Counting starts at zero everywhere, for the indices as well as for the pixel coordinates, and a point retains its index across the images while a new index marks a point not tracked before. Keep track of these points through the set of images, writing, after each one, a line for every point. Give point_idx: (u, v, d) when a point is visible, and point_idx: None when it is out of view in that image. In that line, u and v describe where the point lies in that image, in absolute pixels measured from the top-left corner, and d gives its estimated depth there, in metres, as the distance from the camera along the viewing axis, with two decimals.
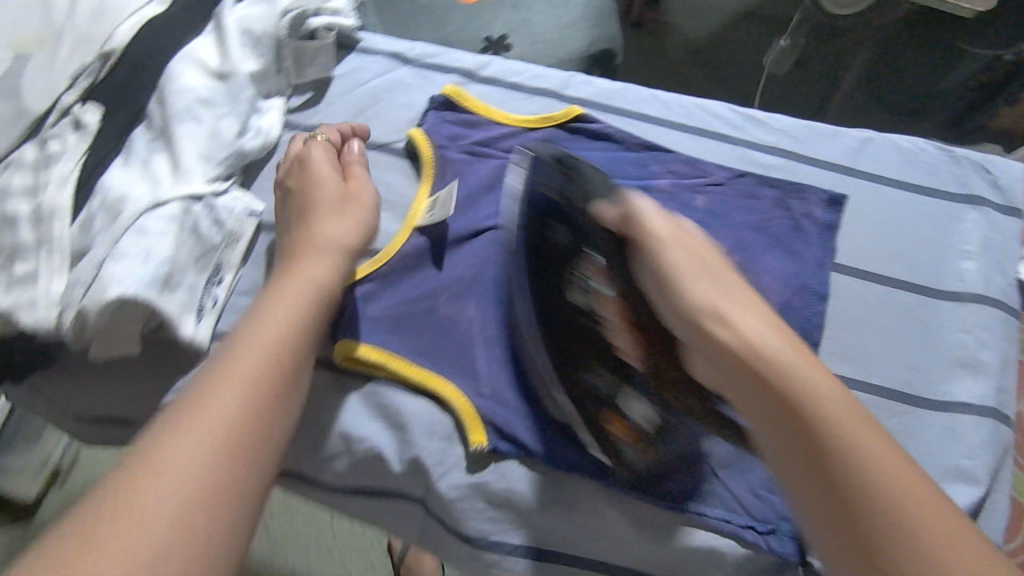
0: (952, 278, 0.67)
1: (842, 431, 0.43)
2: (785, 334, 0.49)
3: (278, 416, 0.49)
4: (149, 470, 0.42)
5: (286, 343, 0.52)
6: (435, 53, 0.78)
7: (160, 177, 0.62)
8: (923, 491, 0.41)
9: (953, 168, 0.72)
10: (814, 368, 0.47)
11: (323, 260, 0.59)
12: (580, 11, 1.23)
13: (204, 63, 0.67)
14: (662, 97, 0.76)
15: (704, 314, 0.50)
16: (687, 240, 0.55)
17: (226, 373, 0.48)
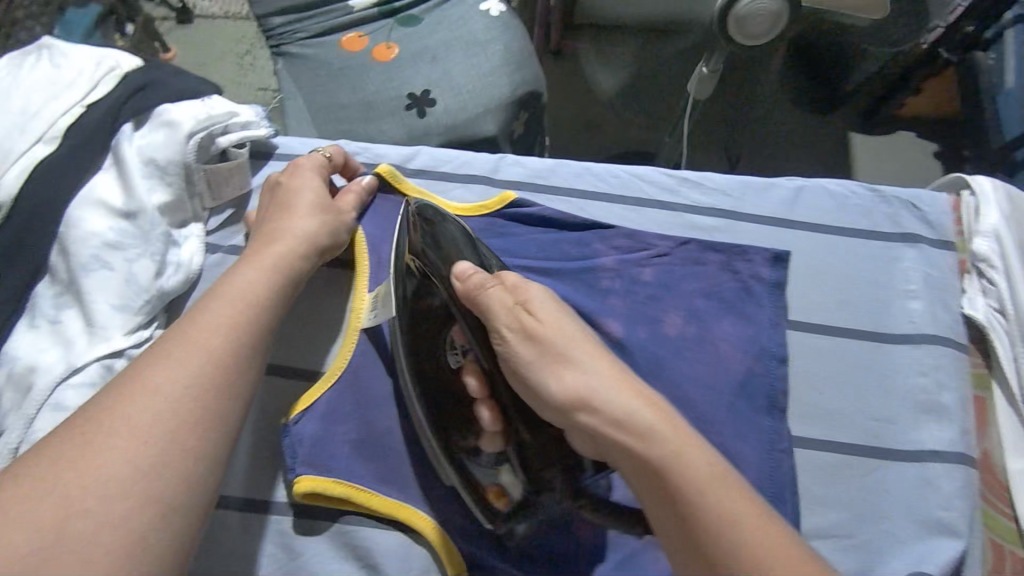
0: (902, 320, 0.68)
1: (697, 485, 0.43)
2: (693, 445, 0.45)
3: (230, 410, 0.48)
4: (96, 453, 0.42)
5: (241, 329, 0.51)
6: (358, 151, 0.75)
7: (74, 338, 0.57)
8: (774, 535, 0.42)
9: (884, 209, 0.74)
10: (722, 480, 0.43)
11: (289, 248, 0.59)
12: (499, 59, 1.20)
13: (107, 204, 0.62)
14: (595, 169, 0.75)
15: (552, 379, 0.48)
16: (573, 349, 0.49)
17: (179, 358, 0.47)
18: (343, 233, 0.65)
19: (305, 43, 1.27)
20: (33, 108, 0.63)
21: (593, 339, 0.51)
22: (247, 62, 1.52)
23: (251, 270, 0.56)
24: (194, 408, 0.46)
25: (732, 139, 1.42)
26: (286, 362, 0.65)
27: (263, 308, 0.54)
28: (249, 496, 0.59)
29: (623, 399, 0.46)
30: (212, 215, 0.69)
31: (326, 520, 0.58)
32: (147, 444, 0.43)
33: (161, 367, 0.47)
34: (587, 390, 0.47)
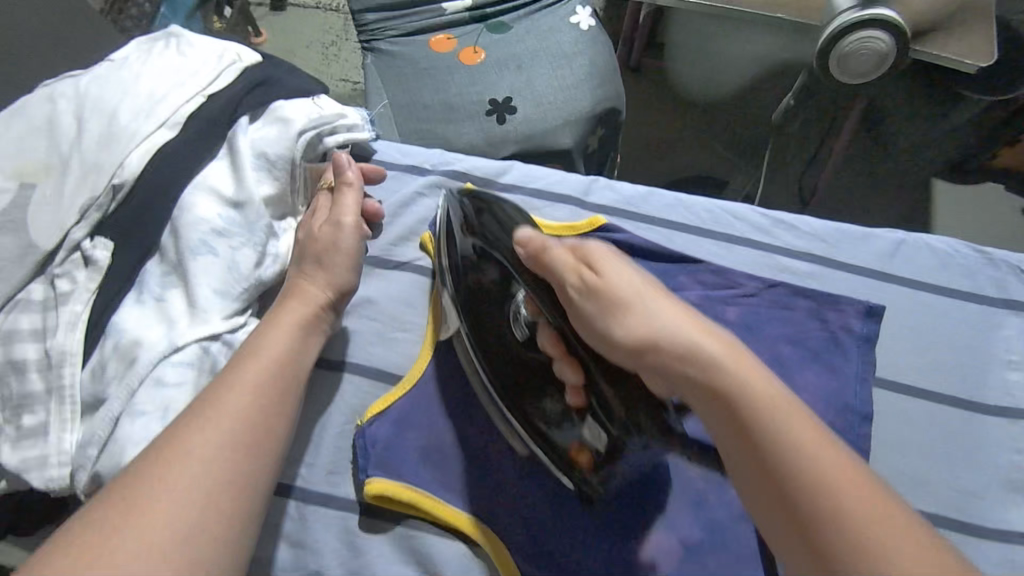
0: (999, 391, 0.66)
1: (766, 416, 0.41)
2: (759, 375, 0.44)
3: (260, 469, 0.49)
4: (140, 519, 0.42)
5: (266, 387, 0.52)
6: (451, 162, 0.76)
7: (176, 316, 0.60)
8: (848, 476, 0.39)
9: (990, 272, 0.71)
10: (796, 418, 0.42)
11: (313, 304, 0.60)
12: (584, 72, 1.21)
13: (218, 191, 0.65)
14: (686, 201, 0.75)
15: (616, 320, 0.48)
16: (637, 295, 0.49)
17: (210, 419, 0.48)
18: (352, 274, 0.63)
19: (395, 41, 1.30)
20: (159, 94, 0.66)
21: (651, 281, 0.51)
22: (332, 53, 1.57)
23: (277, 329, 0.57)
24: (225, 469, 0.47)
25: (809, 173, 1.38)
26: (365, 361, 0.65)
27: (288, 371, 0.54)
28: (319, 488, 0.60)
29: (693, 338, 0.45)
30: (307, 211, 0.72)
31: (389, 523, 0.58)
32: (182, 507, 0.44)
33: (194, 430, 0.47)
34: (655, 331, 0.46)
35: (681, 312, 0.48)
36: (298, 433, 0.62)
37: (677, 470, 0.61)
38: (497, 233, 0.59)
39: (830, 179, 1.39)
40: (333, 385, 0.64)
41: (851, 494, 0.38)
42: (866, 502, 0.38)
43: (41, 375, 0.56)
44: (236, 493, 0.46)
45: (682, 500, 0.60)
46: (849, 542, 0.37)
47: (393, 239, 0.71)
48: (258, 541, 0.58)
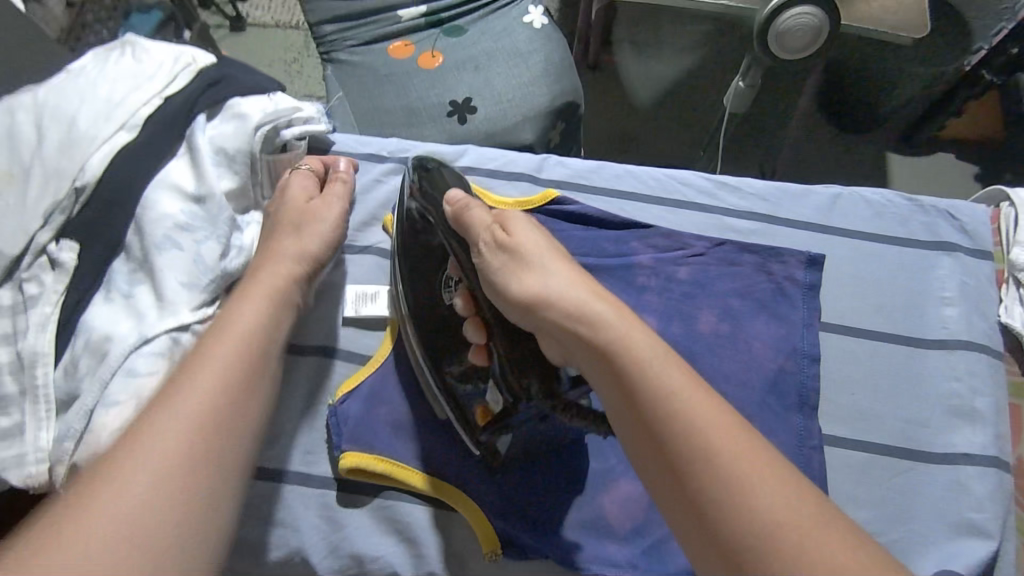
0: (937, 326, 0.70)
1: (646, 367, 0.42)
2: (642, 331, 0.45)
3: (245, 423, 0.51)
4: (129, 472, 0.44)
5: (240, 361, 0.53)
6: (409, 148, 0.79)
7: (146, 310, 0.61)
8: (720, 416, 0.40)
9: (921, 218, 0.76)
10: (681, 374, 0.42)
11: (284, 270, 0.62)
12: (540, 69, 1.25)
13: (180, 188, 0.67)
14: (635, 172, 0.78)
15: (516, 280, 0.50)
16: (540, 256, 0.51)
17: (192, 392, 0.49)
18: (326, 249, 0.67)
19: (353, 51, 1.33)
20: (116, 97, 0.68)
21: (559, 248, 0.53)
22: (295, 70, 1.60)
23: (247, 306, 0.58)
24: (209, 438, 0.48)
25: (766, 154, 1.43)
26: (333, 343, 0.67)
27: (266, 348, 0.56)
28: (296, 466, 0.62)
29: (588, 304, 0.46)
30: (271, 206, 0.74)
31: (366, 494, 0.60)
32: (176, 475, 0.45)
33: (177, 394, 0.49)
34: (549, 297, 0.47)
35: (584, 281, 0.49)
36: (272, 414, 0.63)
37: None
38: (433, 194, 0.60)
39: (786, 157, 1.44)
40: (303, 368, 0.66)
41: (756, 481, 0.37)
42: (768, 488, 0.37)
43: (14, 377, 0.57)
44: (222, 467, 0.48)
45: None
46: (719, 473, 0.38)
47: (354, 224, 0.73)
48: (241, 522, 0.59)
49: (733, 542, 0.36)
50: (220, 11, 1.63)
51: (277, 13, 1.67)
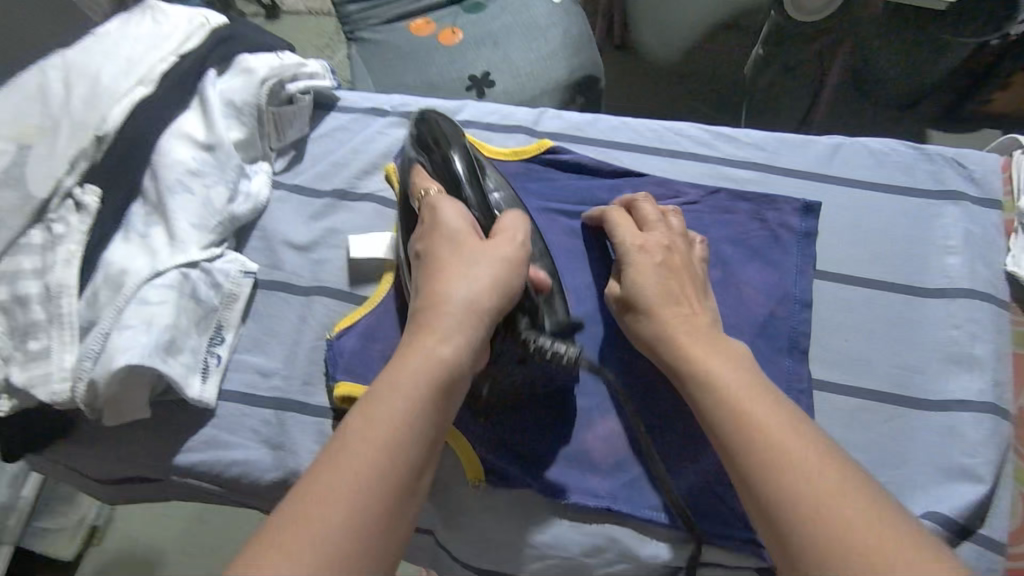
0: (938, 274, 0.68)
1: (729, 395, 0.50)
2: (732, 368, 0.52)
3: (409, 412, 0.47)
4: (363, 446, 0.45)
5: (505, 294, 0.54)
6: (411, 102, 0.82)
7: (159, 248, 0.65)
8: (796, 444, 0.47)
9: (927, 166, 0.74)
10: (765, 406, 0.49)
11: (493, 254, 0.56)
12: (558, 42, 1.26)
13: (192, 137, 0.71)
14: (632, 124, 0.79)
15: (636, 318, 0.60)
16: (667, 291, 0.59)
17: (398, 367, 0.49)
18: (454, 228, 0.58)
19: (376, 29, 1.36)
20: (134, 56, 0.73)
21: (697, 285, 0.61)
22: (326, 54, 1.64)
23: (448, 252, 0.56)
24: (441, 399, 0.48)
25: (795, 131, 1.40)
26: (333, 284, 0.70)
27: (486, 309, 0.53)
28: (296, 395, 0.65)
29: (673, 307, 0.58)
30: (278, 157, 0.78)
31: None
32: (403, 453, 0.45)
33: (414, 354, 0.49)
34: (638, 301, 0.60)
35: (668, 276, 0.60)
36: (276, 348, 0.67)
37: (627, 361, 0.65)
38: (435, 151, 0.67)
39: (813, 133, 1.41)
40: (306, 306, 0.69)
41: (795, 446, 0.46)
42: (805, 452, 0.46)
43: (42, 306, 0.62)
44: (346, 499, 0.42)
45: (632, 391, 0.64)
46: (787, 487, 0.45)
47: (357, 174, 0.77)
48: (242, 445, 0.63)
49: (790, 536, 0.43)
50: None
51: (310, 0, 1.73)
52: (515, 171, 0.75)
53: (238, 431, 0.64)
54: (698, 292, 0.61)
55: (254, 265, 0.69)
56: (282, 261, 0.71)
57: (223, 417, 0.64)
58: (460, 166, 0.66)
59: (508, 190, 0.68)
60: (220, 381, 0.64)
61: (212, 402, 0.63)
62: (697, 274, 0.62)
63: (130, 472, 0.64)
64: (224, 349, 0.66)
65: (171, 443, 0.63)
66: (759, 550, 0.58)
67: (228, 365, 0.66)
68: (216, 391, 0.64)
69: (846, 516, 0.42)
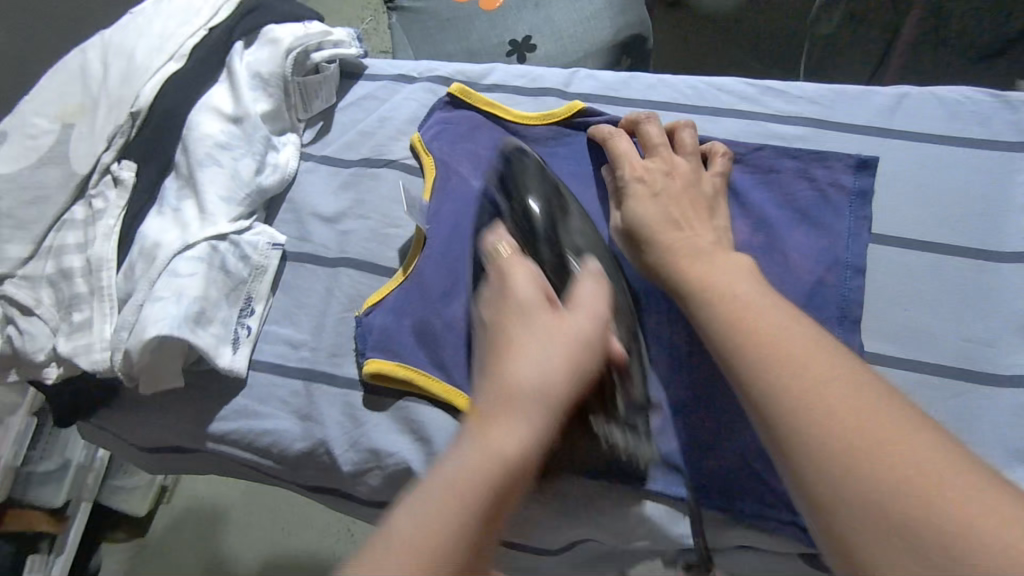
0: (1015, 236, 0.61)
1: (723, 299, 0.48)
2: (726, 276, 0.50)
3: (475, 504, 0.41)
4: (420, 542, 0.39)
5: (584, 374, 0.48)
6: (438, 68, 0.80)
7: (189, 221, 0.66)
8: (807, 347, 0.43)
9: (1006, 115, 0.66)
10: (765, 309, 0.46)
11: (578, 323, 0.49)
12: (603, 0, 1.19)
13: (220, 110, 0.71)
14: (670, 81, 0.74)
15: (635, 243, 0.59)
16: (667, 211, 0.58)
17: (470, 448, 0.43)
18: (532, 290, 0.51)
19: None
20: (166, 32, 0.74)
21: (697, 201, 0.60)
22: (371, 26, 1.62)
23: (518, 321, 0.49)
24: (502, 500, 0.42)
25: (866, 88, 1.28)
26: (359, 255, 0.70)
27: (562, 395, 0.47)
28: (323, 367, 0.66)
29: (675, 232, 0.57)
30: (305, 129, 0.78)
31: (389, 398, 0.63)
32: (457, 552, 0.39)
33: (487, 436, 0.44)
34: (640, 231, 0.59)
35: (672, 202, 0.59)
36: (305, 319, 0.68)
37: (657, 331, 0.61)
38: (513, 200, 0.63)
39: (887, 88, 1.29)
40: (333, 278, 0.69)
41: (819, 366, 0.42)
42: (826, 374, 0.41)
43: (85, 279, 0.64)
44: None
45: (664, 362, 0.60)
46: (797, 394, 0.41)
47: (383, 142, 0.75)
48: (274, 416, 0.65)
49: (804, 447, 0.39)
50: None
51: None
52: (542, 135, 0.72)
53: (267, 403, 0.65)
54: (706, 213, 0.59)
55: (282, 237, 0.70)
56: (310, 233, 0.72)
57: (255, 387, 0.66)
58: (538, 213, 0.61)
59: (596, 242, 0.62)
60: (250, 353, 0.66)
61: (242, 373, 0.65)
62: (704, 194, 0.61)
63: (170, 440, 0.67)
64: (253, 321, 0.67)
65: (206, 413, 0.66)
66: (797, 532, 0.54)
67: (258, 336, 0.68)
68: (246, 361, 0.66)
69: (870, 440, 0.37)
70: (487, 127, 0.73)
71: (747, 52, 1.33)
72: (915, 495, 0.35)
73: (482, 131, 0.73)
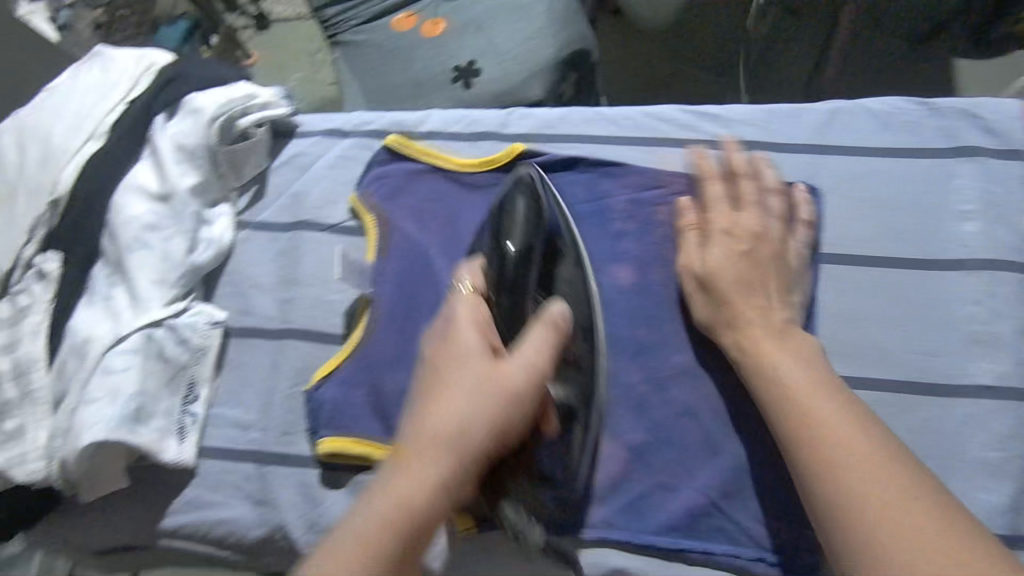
0: (957, 245, 0.61)
1: (782, 381, 0.51)
2: (789, 358, 0.52)
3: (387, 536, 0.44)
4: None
5: (504, 427, 0.50)
6: (372, 119, 0.77)
7: (121, 310, 0.63)
8: (862, 441, 0.46)
9: (937, 121, 0.66)
10: (821, 397, 0.49)
11: (506, 408, 0.49)
12: (544, 20, 1.16)
13: (145, 189, 0.68)
14: (607, 113, 0.73)
15: (705, 291, 0.59)
16: (748, 276, 0.57)
17: (389, 488, 0.46)
18: (475, 348, 0.51)
19: (358, 30, 1.27)
20: (82, 110, 0.70)
21: (781, 277, 0.58)
22: (320, 58, 1.52)
23: (457, 366, 0.50)
24: (418, 532, 0.45)
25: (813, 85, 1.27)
26: (306, 325, 0.67)
27: (479, 444, 0.49)
28: (275, 448, 0.63)
29: (752, 299, 0.56)
30: (238, 196, 0.75)
31: (347, 473, 0.61)
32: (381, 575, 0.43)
33: (403, 470, 0.47)
34: (717, 286, 0.58)
35: (750, 271, 0.57)
36: (253, 396, 0.66)
37: (614, 375, 0.61)
38: (497, 236, 0.59)
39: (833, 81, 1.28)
40: (280, 349, 0.67)
41: (835, 420, 0.47)
42: (880, 474, 0.44)
43: (13, 382, 0.61)
44: None
45: (624, 408, 0.60)
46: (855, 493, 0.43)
47: (322, 203, 0.73)
48: (229, 504, 0.62)
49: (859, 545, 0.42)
50: (244, 11, 1.57)
51: (298, 3, 1.58)
52: (484, 181, 0.70)
53: (221, 490, 0.63)
54: (781, 290, 0.58)
55: (222, 314, 0.66)
56: (252, 306, 0.69)
57: (206, 475, 0.63)
58: (517, 253, 0.57)
59: (580, 291, 0.58)
60: (198, 441, 0.63)
61: (191, 463, 0.62)
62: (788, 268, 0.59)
63: (119, 543, 0.64)
64: (199, 406, 0.64)
65: (157, 509, 0.63)
66: (769, 569, 0.55)
67: (206, 422, 0.65)
68: (195, 450, 0.63)
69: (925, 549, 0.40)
70: (424, 177, 0.72)
71: (694, 55, 1.32)
72: (904, 575, 0.39)
73: (423, 180, 0.72)
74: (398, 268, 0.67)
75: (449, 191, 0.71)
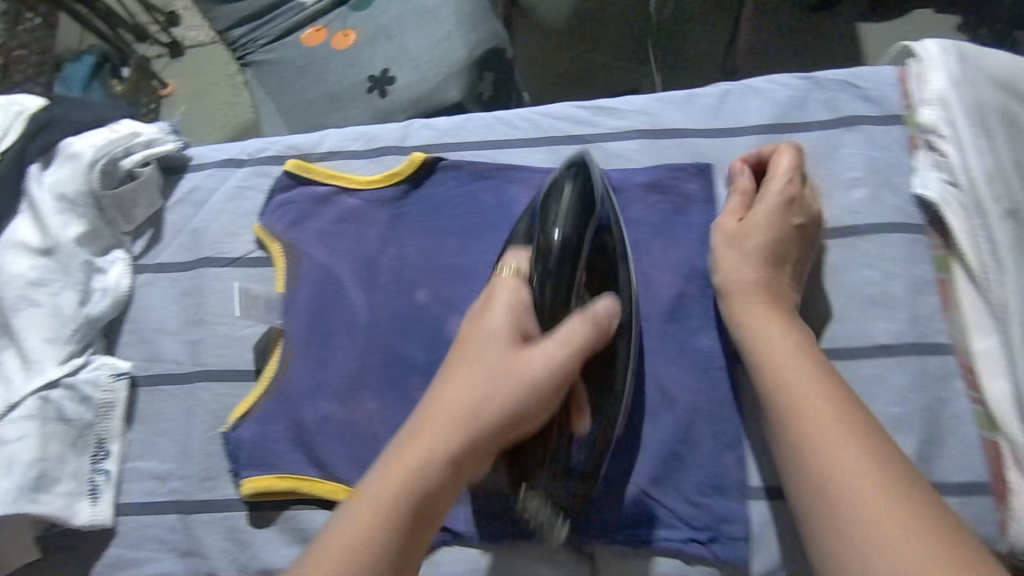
0: (846, 212, 0.63)
1: (764, 344, 0.53)
2: (784, 326, 0.54)
3: (403, 498, 0.43)
4: (352, 523, 0.43)
5: (532, 411, 0.47)
6: (267, 146, 0.75)
7: (13, 375, 0.60)
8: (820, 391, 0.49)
9: (818, 95, 0.68)
10: (789, 354, 0.52)
11: (532, 393, 0.47)
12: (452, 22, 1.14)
13: (25, 243, 0.64)
14: (505, 116, 0.73)
15: (725, 253, 0.59)
16: (769, 250, 0.58)
17: (410, 452, 0.45)
18: (512, 327, 0.49)
19: (267, 49, 1.22)
20: None
21: (801, 257, 0.59)
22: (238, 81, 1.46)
23: (490, 341, 0.48)
24: (425, 500, 0.44)
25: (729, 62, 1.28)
26: (218, 364, 0.65)
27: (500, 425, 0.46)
28: (199, 496, 0.61)
29: (776, 273, 0.57)
30: (134, 239, 0.72)
31: (274, 510, 0.60)
32: (383, 549, 0.42)
33: (424, 435, 0.45)
34: (744, 250, 0.58)
35: (788, 246, 0.58)
36: (170, 444, 0.63)
37: None
38: (540, 223, 0.54)
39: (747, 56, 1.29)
40: (195, 393, 0.65)
41: (819, 417, 0.48)
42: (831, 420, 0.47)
43: None
44: None
45: None
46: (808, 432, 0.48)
47: (224, 237, 0.71)
48: (154, 560, 0.60)
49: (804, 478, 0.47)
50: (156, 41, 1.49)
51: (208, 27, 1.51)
52: (388, 197, 0.69)
53: (143, 547, 0.60)
54: (798, 278, 0.59)
55: (125, 363, 0.64)
56: (160, 351, 0.67)
57: (127, 533, 0.61)
58: (566, 241, 0.52)
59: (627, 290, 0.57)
60: (114, 498, 0.61)
61: (108, 523, 0.59)
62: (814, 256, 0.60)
63: None
64: (112, 463, 0.62)
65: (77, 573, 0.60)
66: (701, 548, 0.55)
67: (122, 478, 0.62)
68: (112, 509, 0.60)
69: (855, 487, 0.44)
70: (331, 199, 0.70)
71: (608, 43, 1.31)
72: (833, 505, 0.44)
73: (327, 202, 0.70)
74: (310, 295, 0.66)
75: (354, 210, 0.69)
